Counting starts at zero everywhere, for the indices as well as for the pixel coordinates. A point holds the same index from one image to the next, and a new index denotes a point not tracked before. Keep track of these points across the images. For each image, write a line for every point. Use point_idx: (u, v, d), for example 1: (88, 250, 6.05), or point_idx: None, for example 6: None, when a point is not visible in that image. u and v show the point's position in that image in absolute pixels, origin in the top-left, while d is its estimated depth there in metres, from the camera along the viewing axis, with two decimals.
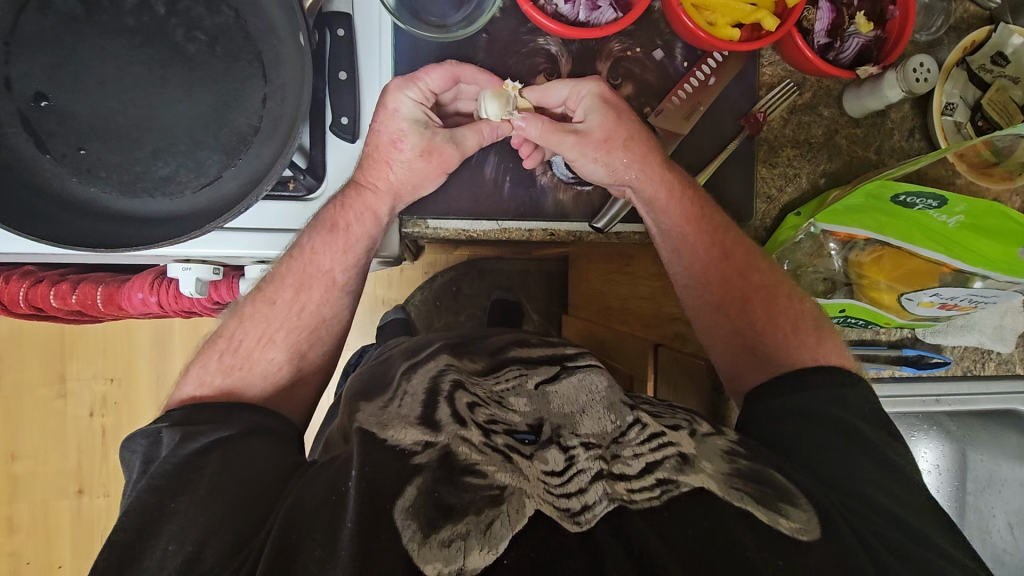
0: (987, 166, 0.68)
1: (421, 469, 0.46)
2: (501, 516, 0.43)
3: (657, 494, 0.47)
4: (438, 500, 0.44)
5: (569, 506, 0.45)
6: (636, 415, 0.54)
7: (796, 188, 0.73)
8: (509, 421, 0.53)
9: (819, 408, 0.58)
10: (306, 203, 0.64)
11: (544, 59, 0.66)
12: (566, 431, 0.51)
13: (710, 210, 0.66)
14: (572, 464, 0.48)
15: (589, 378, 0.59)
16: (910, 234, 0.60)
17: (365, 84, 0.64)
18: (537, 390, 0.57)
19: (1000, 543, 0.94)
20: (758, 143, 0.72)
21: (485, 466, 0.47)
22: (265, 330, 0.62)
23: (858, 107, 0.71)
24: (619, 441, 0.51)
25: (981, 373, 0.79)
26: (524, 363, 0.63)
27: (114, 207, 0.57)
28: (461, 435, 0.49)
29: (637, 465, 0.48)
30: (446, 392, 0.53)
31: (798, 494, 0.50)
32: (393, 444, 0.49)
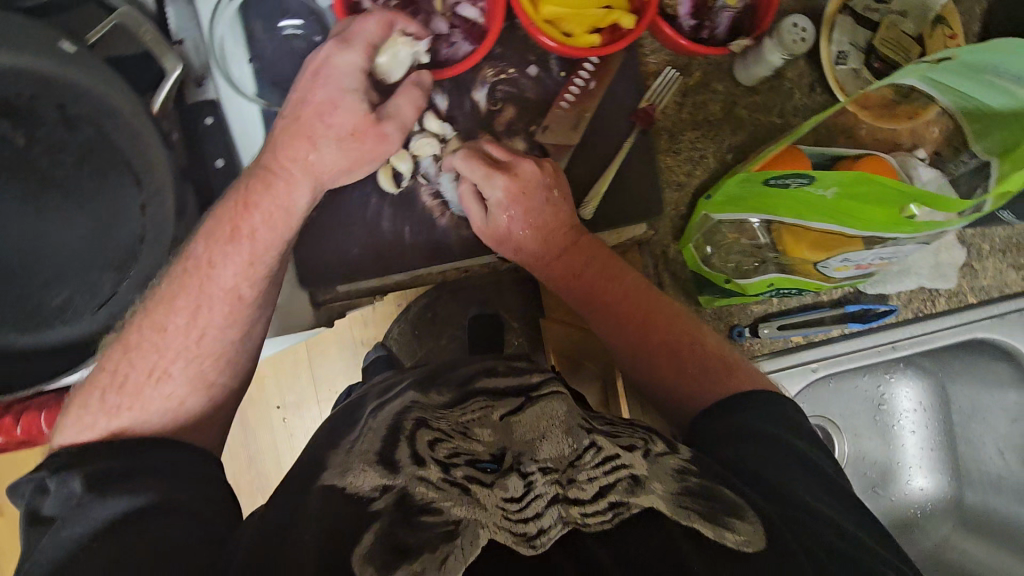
0: (886, 108, 0.69)
1: (378, 516, 0.41)
2: (455, 551, 0.39)
3: (610, 518, 0.42)
4: (394, 541, 0.39)
5: (526, 531, 0.41)
6: (592, 437, 0.49)
7: (704, 169, 0.72)
8: (472, 452, 0.47)
9: (752, 424, 0.54)
10: None
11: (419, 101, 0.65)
12: (525, 458, 0.46)
13: (605, 260, 0.64)
14: (530, 490, 0.43)
15: (551, 404, 0.53)
16: (798, 210, 0.57)
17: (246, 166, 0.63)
18: (502, 420, 0.52)
19: (995, 469, 0.91)
20: (656, 133, 0.71)
21: (441, 502, 0.42)
22: (155, 361, 0.52)
23: (748, 76, 0.70)
24: (576, 464, 0.45)
25: (932, 312, 0.78)
26: (490, 394, 0.56)
27: (16, 345, 0.57)
28: (419, 475, 0.44)
29: (591, 489, 0.43)
30: (408, 429, 0.47)
31: (746, 506, 0.46)
32: (351, 491, 0.43)
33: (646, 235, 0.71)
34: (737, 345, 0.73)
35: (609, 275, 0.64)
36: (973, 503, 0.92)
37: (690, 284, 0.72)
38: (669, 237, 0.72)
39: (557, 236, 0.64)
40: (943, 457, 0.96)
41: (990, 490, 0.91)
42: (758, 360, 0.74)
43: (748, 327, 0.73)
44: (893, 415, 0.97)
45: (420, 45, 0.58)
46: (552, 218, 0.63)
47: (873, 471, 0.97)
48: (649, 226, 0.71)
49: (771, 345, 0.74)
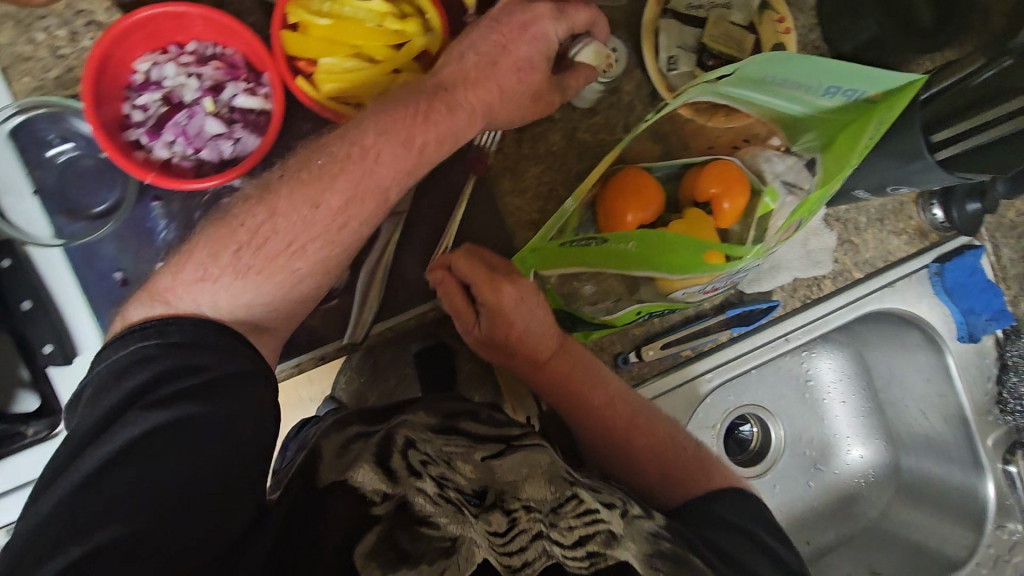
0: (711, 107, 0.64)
1: (378, 521, 0.42)
2: (453, 567, 0.39)
3: (587, 565, 0.43)
4: (395, 545, 0.40)
5: (511, 564, 0.42)
6: (574, 488, 0.50)
7: (556, 202, 0.69)
8: (455, 481, 0.48)
9: (719, 509, 0.57)
10: (52, 442, 0.59)
11: None
12: (507, 494, 0.48)
13: (592, 369, 0.63)
14: (515, 525, 0.45)
15: (536, 448, 0.54)
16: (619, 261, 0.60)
17: (60, 301, 0.58)
18: (483, 460, 0.51)
19: (923, 430, 0.90)
20: (497, 177, 0.68)
21: (439, 517, 0.42)
22: (298, 235, 0.50)
23: (580, 99, 0.68)
24: (557, 510, 0.47)
25: (820, 296, 0.76)
26: (463, 435, 0.55)
27: None
28: (418, 486, 0.44)
29: (572, 538, 0.45)
30: (397, 442, 0.48)
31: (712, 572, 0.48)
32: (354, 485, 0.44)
33: None
34: (624, 371, 0.71)
35: (592, 379, 0.63)
36: (908, 466, 0.91)
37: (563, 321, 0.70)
38: None
39: (550, 346, 0.61)
40: (874, 422, 0.95)
41: (923, 447, 0.90)
42: (649, 382, 0.72)
43: (631, 352, 0.71)
44: (820, 391, 0.95)
45: (198, 149, 0.59)
46: (546, 333, 0.60)
47: (810, 450, 0.95)
48: None
49: (658, 365, 0.72)
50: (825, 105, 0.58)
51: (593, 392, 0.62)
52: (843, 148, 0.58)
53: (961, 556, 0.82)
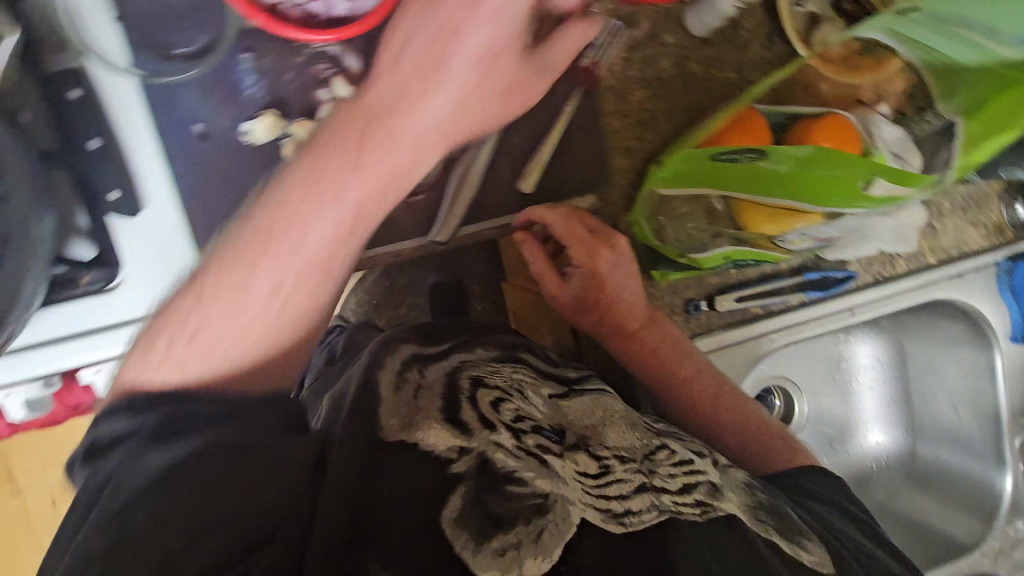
0: (848, 57, 0.63)
1: (462, 479, 0.39)
2: (551, 526, 0.39)
3: (699, 510, 0.44)
4: (488, 509, 0.38)
5: (613, 509, 0.42)
6: (662, 439, 0.53)
7: (655, 132, 0.66)
8: (532, 417, 0.47)
9: (793, 483, 0.58)
10: (108, 295, 0.55)
11: (326, 63, 0.55)
12: (591, 441, 0.48)
13: (661, 336, 0.65)
14: (611, 472, 0.45)
15: (604, 396, 0.58)
16: (750, 184, 0.56)
17: (130, 146, 0.54)
18: (551, 398, 0.53)
19: (947, 423, 0.91)
20: (602, 94, 0.64)
21: (523, 472, 0.40)
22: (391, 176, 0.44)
23: (702, 26, 0.63)
24: (651, 459, 0.49)
25: (891, 274, 0.76)
26: (529, 368, 0.57)
27: None
28: (494, 440, 0.42)
29: (675, 484, 0.46)
30: (467, 391, 0.46)
31: (808, 529, 0.50)
32: (422, 452, 0.40)
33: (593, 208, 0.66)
34: (693, 318, 0.70)
35: (664, 344, 0.65)
36: (925, 455, 0.94)
37: (642, 258, 0.68)
38: (620, 207, 0.67)
39: (632, 312, 0.64)
40: (897, 410, 0.96)
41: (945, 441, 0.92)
42: (714, 333, 0.71)
43: (703, 301, 0.69)
44: (853, 373, 0.96)
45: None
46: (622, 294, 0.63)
47: (832, 428, 0.95)
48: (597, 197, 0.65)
49: (727, 316, 0.71)
50: (1003, 54, 0.52)
51: (662, 359, 0.64)
52: (998, 112, 0.54)
53: (970, 541, 0.84)
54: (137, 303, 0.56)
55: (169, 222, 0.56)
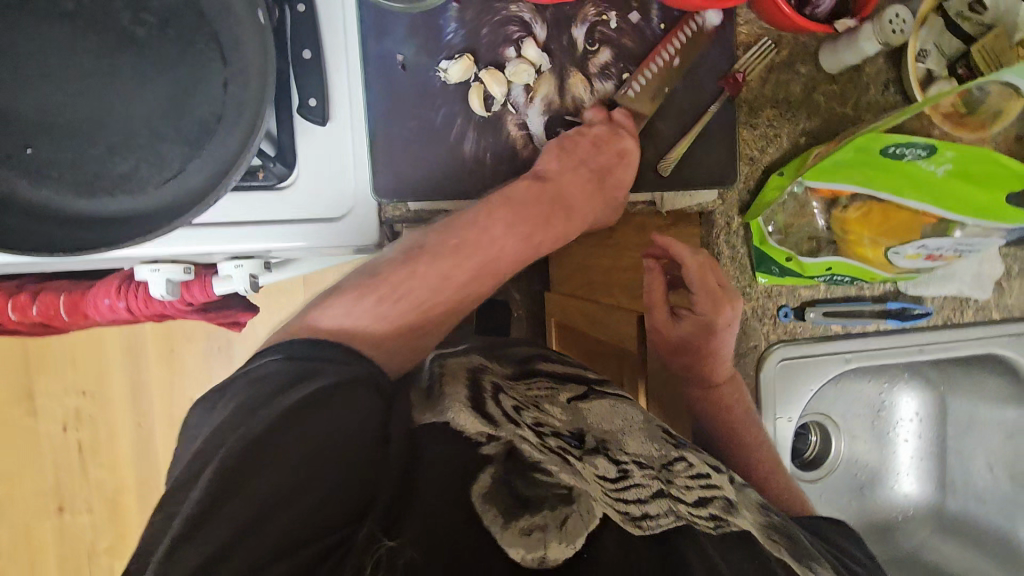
0: (961, 117, 0.69)
1: (491, 460, 0.41)
2: (576, 514, 0.39)
3: (712, 525, 0.44)
4: (514, 491, 0.40)
5: (629, 511, 0.42)
6: (680, 452, 0.53)
7: (777, 148, 0.72)
8: (553, 425, 0.50)
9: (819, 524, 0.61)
10: (278, 192, 0.59)
11: (517, 27, 0.63)
12: (614, 447, 0.50)
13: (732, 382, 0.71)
14: (627, 476, 0.46)
15: (623, 405, 0.58)
16: (898, 185, 0.60)
17: (331, 60, 0.59)
18: (569, 403, 0.55)
19: (981, 483, 0.95)
20: (737, 105, 0.70)
21: (548, 464, 0.41)
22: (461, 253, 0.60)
23: (834, 61, 0.70)
24: (669, 469, 0.49)
25: (960, 321, 0.81)
26: (549, 376, 0.61)
27: (69, 210, 0.52)
28: (520, 433, 0.44)
29: (692, 497, 0.46)
30: (490, 390, 0.49)
31: (814, 549, 0.50)
32: (456, 431, 0.43)
33: (712, 205, 0.71)
34: (780, 325, 0.75)
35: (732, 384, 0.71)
36: (953, 511, 0.98)
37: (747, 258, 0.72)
38: (734, 209, 0.71)
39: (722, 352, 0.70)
40: (931, 465, 0.99)
41: (972, 502, 0.96)
42: (799, 342, 0.75)
43: (793, 310, 0.75)
44: (893, 424, 0.99)
45: None
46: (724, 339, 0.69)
47: (861, 474, 0.98)
48: (719, 196, 0.70)
49: (813, 329, 0.76)
50: None
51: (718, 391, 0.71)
52: None
53: None
54: (301, 205, 0.60)
55: (348, 138, 0.60)
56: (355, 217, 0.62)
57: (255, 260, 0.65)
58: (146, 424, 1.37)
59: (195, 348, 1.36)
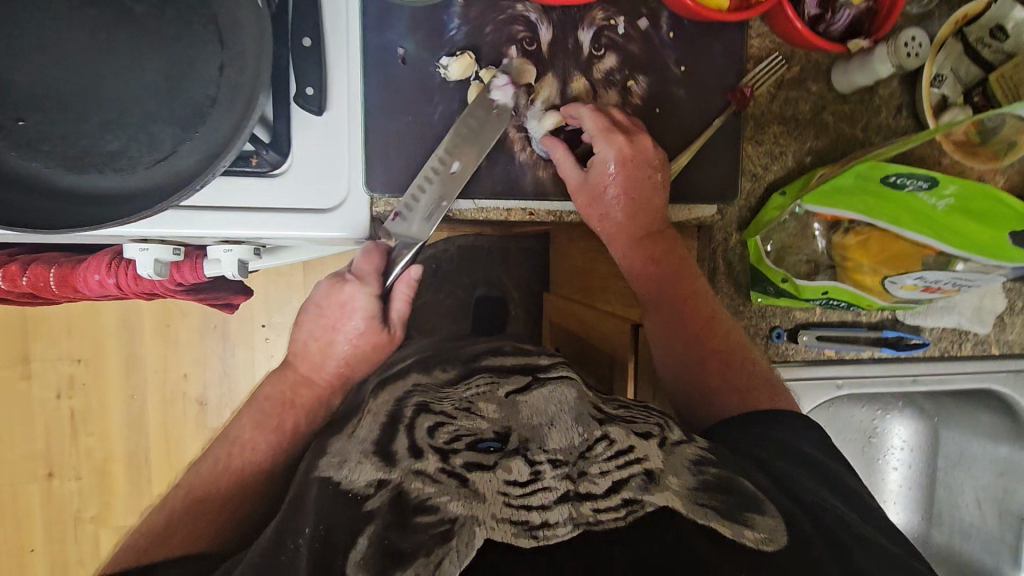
0: (971, 146, 0.67)
1: (373, 516, 0.40)
2: (451, 553, 0.37)
3: (623, 514, 0.41)
4: (389, 547, 0.38)
5: (528, 520, 0.40)
6: (605, 428, 0.50)
7: (782, 166, 0.71)
8: (475, 432, 0.49)
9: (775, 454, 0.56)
10: (271, 179, 0.58)
11: (523, 27, 0.62)
12: (533, 444, 0.47)
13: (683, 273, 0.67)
14: (537, 480, 0.43)
15: (559, 390, 0.56)
16: (899, 217, 0.57)
17: (331, 49, 0.59)
18: (508, 398, 0.55)
19: (968, 518, 0.94)
20: (745, 120, 0.69)
21: (438, 499, 0.41)
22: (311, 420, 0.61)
23: (846, 82, 0.68)
24: (586, 456, 0.46)
25: (957, 354, 0.79)
26: (494, 372, 0.62)
27: (56, 183, 0.51)
28: (416, 469, 0.44)
29: (604, 483, 0.43)
30: (409, 418, 0.50)
31: (766, 502, 0.46)
32: (343, 488, 0.44)
33: (711, 219, 0.71)
34: (772, 346, 0.74)
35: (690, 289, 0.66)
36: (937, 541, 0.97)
37: (744, 276, 0.72)
38: (734, 225, 0.71)
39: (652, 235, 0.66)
40: (918, 496, 0.98)
41: (958, 536, 0.95)
42: (790, 364, 0.74)
43: (786, 331, 0.74)
44: (884, 451, 0.96)
45: None
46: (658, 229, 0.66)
47: None
48: (718, 210, 0.70)
49: (806, 352, 0.75)
50: None
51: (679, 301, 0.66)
52: None
53: None
54: (294, 194, 0.59)
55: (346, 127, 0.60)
56: (351, 207, 0.62)
57: (245, 246, 0.65)
58: (138, 398, 1.37)
59: (191, 326, 1.36)
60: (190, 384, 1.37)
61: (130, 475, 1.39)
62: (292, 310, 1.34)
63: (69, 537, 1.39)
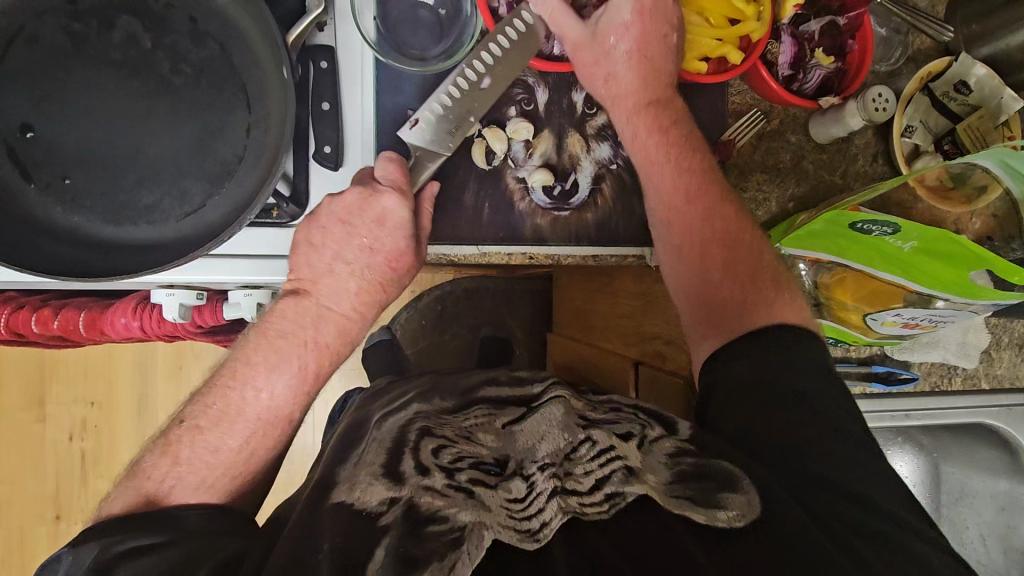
0: (945, 191, 0.71)
1: (388, 530, 0.44)
2: (462, 559, 0.41)
3: (606, 508, 0.47)
4: (402, 554, 0.42)
5: (529, 527, 0.44)
6: (589, 430, 0.52)
7: (766, 211, 0.75)
8: (476, 455, 0.51)
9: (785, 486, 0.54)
10: (289, 229, 0.63)
11: (521, 90, 0.68)
12: (526, 460, 0.50)
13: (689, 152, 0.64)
14: (532, 489, 0.46)
15: (550, 408, 0.55)
16: (869, 258, 0.61)
17: (347, 110, 0.65)
18: (505, 429, 0.55)
19: (975, 555, 0.93)
20: (729, 170, 0.74)
21: (447, 510, 0.45)
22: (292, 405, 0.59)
23: (824, 133, 0.74)
24: (572, 457, 0.49)
25: (947, 388, 0.82)
26: (490, 403, 0.63)
27: (96, 235, 0.56)
28: (424, 484, 0.47)
29: (588, 482, 0.48)
30: (412, 442, 0.52)
31: (743, 477, 0.49)
32: (359, 509, 0.46)
33: None
34: None
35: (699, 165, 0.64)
36: None
37: None
38: None
39: (655, 84, 0.64)
40: None
41: None
42: None
43: None
44: None
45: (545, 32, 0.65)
46: (661, 69, 0.64)
47: None
48: None
49: None
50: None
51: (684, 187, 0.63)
52: None
53: None
54: None
55: None
56: None
57: (264, 290, 0.70)
58: (149, 439, 1.40)
59: (203, 368, 1.40)
60: None
61: None
62: None
63: None
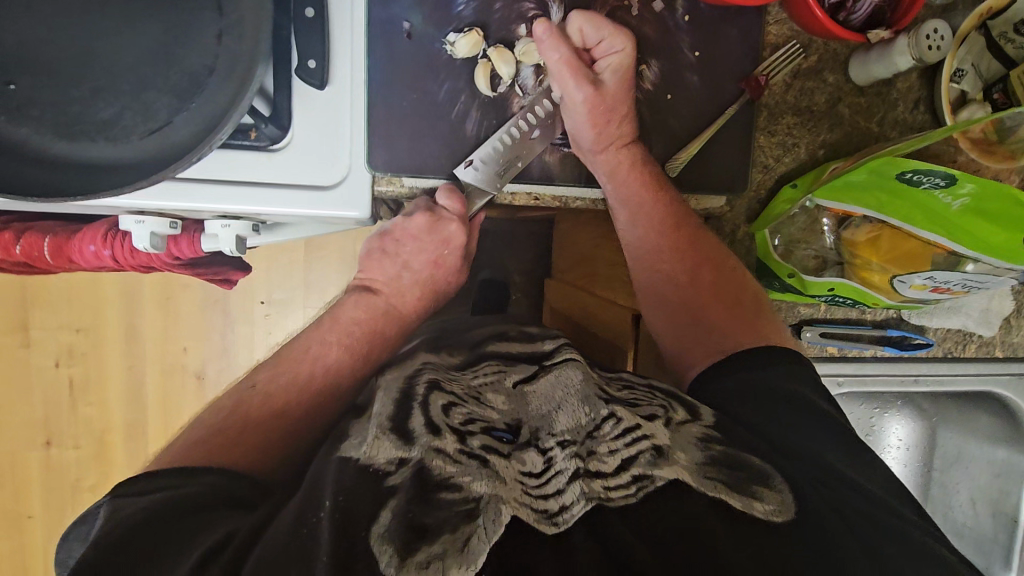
0: (989, 145, 0.64)
1: (396, 492, 0.41)
2: (479, 530, 0.39)
3: (632, 491, 0.44)
4: (412, 520, 0.39)
5: (547, 508, 0.42)
6: (611, 407, 0.51)
7: (794, 158, 0.69)
8: (487, 419, 0.49)
9: (787, 447, 0.52)
10: (269, 154, 0.57)
11: (533, 5, 0.60)
12: (542, 432, 0.48)
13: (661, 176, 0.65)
14: (551, 465, 0.45)
15: (564, 373, 0.54)
16: (910, 215, 0.56)
17: (334, 20, 0.57)
18: (516, 389, 0.54)
19: (961, 518, 0.94)
20: (757, 110, 0.67)
21: (460, 478, 0.42)
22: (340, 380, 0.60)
23: (865, 74, 0.66)
24: (594, 435, 0.48)
25: (960, 355, 0.78)
26: (502, 360, 0.60)
27: (49, 151, 0.50)
28: (435, 446, 0.44)
29: (613, 462, 0.46)
30: (420, 396, 0.49)
31: (774, 474, 0.48)
32: (363, 463, 0.43)
33: (720, 211, 0.70)
34: None
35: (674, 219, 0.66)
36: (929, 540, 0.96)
37: (749, 270, 0.71)
38: (741, 218, 0.70)
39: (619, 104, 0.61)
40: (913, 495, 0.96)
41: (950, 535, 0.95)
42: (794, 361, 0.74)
43: (790, 326, 0.73)
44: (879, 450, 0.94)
45: None
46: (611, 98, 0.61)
47: None
48: (727, 201, 0.69)
49: (811, 349, 0.74)
50: None
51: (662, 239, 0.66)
52: None
53: None
54: (292, 169, 0.58)
55: (344, 102, 0.58)
56: (350, 186, 0.60)
57: (243, 222, 0.63)
58: (137, 369, 1.37)
59: (190, 300, 1.35)
60: (189, 357, 1.37)
61: (128, 446, 1.40)
62: (292, 288, 1.33)
63: (66, 506, 1.40)
